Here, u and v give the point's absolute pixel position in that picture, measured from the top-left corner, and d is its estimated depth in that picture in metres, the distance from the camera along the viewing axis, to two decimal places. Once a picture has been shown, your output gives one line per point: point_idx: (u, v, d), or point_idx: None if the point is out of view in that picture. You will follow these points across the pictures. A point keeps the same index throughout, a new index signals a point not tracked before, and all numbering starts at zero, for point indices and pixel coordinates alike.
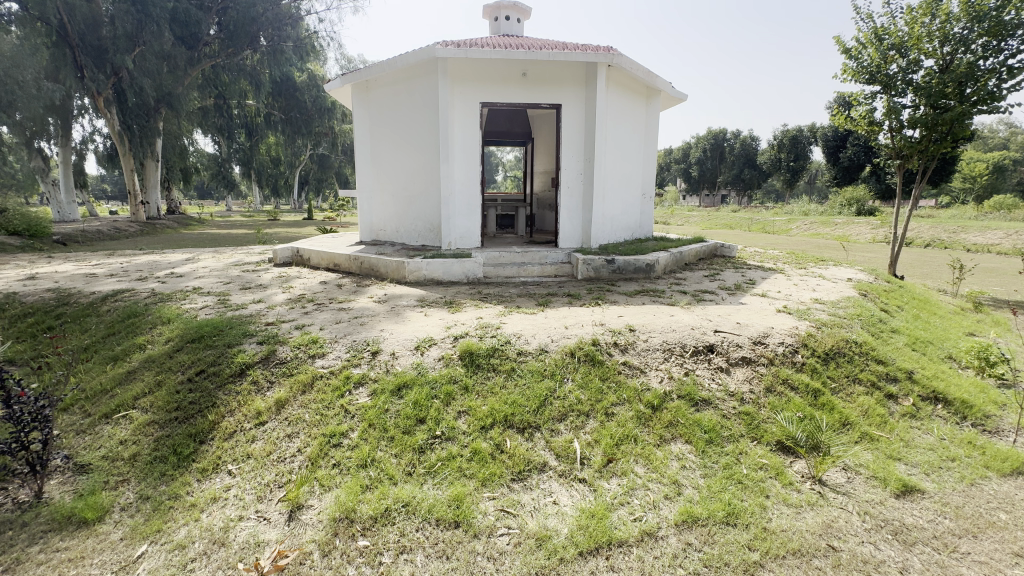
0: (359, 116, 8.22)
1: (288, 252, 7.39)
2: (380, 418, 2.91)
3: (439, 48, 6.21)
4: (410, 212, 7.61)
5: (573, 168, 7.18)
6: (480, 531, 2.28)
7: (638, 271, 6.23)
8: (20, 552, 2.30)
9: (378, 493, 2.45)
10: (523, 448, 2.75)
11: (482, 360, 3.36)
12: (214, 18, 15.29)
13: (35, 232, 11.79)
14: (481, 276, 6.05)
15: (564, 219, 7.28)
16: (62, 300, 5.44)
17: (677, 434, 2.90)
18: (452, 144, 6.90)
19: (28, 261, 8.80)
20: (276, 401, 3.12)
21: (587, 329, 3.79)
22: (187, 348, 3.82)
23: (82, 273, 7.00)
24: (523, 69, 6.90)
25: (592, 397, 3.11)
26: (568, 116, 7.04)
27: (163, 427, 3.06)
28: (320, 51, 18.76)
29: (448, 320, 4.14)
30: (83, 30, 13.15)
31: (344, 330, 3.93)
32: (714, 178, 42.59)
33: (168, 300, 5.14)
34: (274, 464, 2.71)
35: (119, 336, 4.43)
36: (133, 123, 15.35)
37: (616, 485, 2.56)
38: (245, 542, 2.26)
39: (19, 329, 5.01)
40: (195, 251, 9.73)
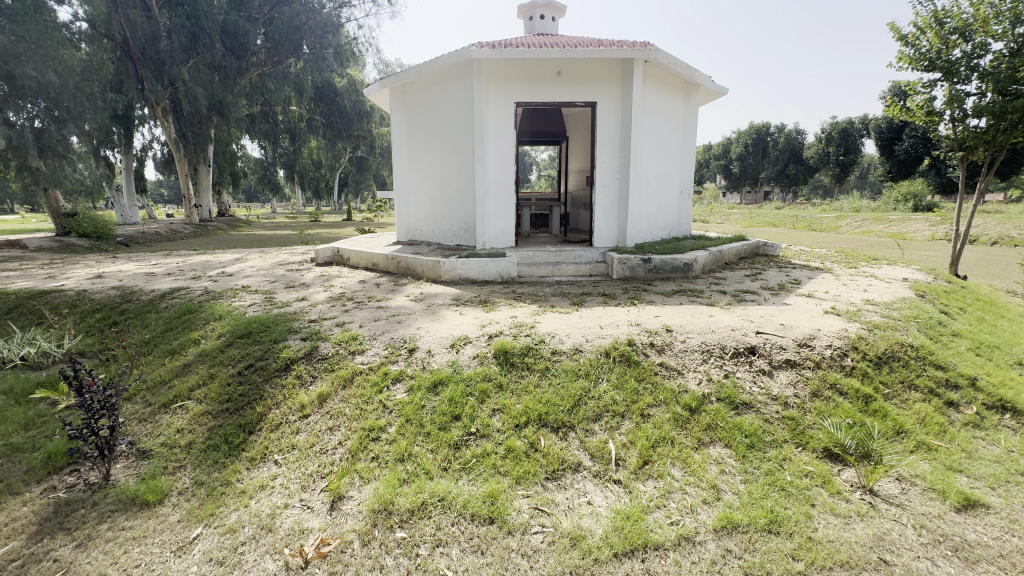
0: (396, 118, 8.42)
1: (329, 252, 7.65)
2: (417, 414, 2.98)
3: (474, 50, 6.27)
4: (446, 212, 7.73)
5: (608, 166, 7.10)
6: (514, 527, 2.30)
7: (676, 271, 6.09)
8: (91, 528, 2.49)
9: (415, 487, 2.50)
10: (557, 447, 2.75)
11: (516, 359, 3.38)
12: (261, 29, 15.98)
13: (101, 234, 12.70)
14: (515, 276, 6.07)
15: (598, 218, 7.21)
16: (125, 297, 5.85)
17: (716, 437, 2.82)
18: (487, 144, 6.95)
19: (97, 260, 9.59)
20: (319, 394, 3.25)
21: (622, 329, 3.75)
22: (237, 343, 4.03)
23: (142, 272, 7.50)
24: (558, 67, 6.86)
25: (627, 399, 3.07)
26: (603, 114, 6.97)
27: (216, 417, 3.25)
28: (360, 57, 19.32)
29: (483, 319, 4.19)
30: (143, 43, 14.04)
31: (381, 327, 4.05)
32: (756, 174, 41.06)
33: (219, 298, 5.43)
34: (317, 455, 2.82)
35: (174, 332, 4.72)
36: (187, 131, 16.32)
37: (653, 487, 2.52)
38: (291, 528, 2.36)
39: (88, 323, 5.43)
40: (244, 251, 10.27)
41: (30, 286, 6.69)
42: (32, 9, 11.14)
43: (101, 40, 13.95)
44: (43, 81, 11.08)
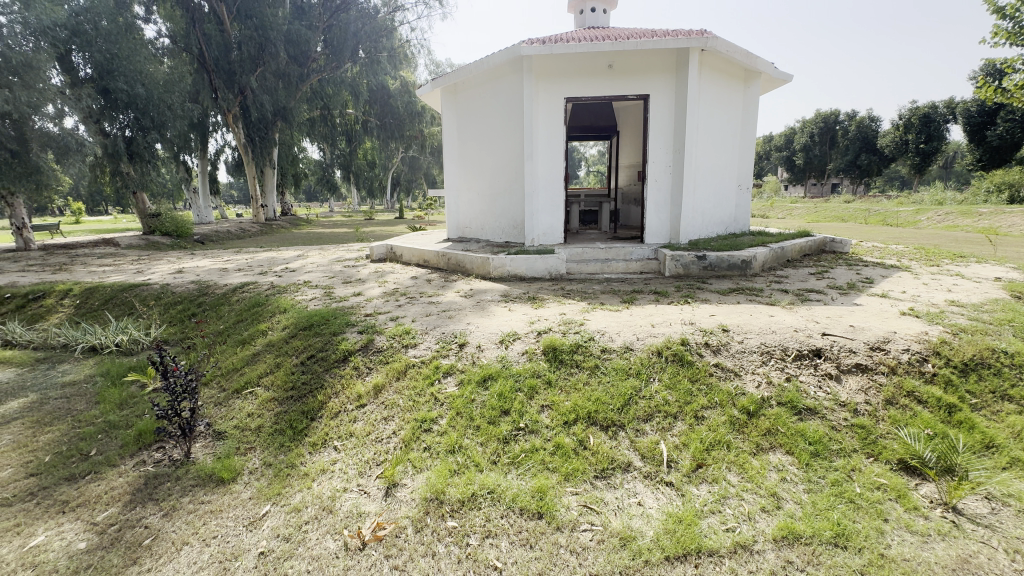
0: (447, 118, 8.58)
1: (383, 249, 7.93)
2: (467, 408, 3.04)
3: (525, 47, 6.26)
4: (495, 210, 7.80)
5: (661, 160, 6.89)
6: (563, 524, 2.30)
7: (733, 268, 5.83)
8: (176, 500, 2.74)
9: (465, 478, 2.56)
10: (607, 446, 2.72)
11: (565, 356, 3.37)
12: (321, 36, 16.80)
13: (181, 232, 13.87)
14: (564, 273, 6.04)
15: (650, 214, 7.03)
16: (202, 291, 6.34)
17: (777, 443, 2.69)
18: (536, 141, 6.94)
19: (178, 257, 10.46)
20: (374, 385, 3.39)
21: (675, 327, 3.64)
22: (300, 334, 4.28)
23: (217, 268, 8.10)
24: (608, 60, 6.73)
25: (680, 399, 2.99)
26: (656, 106, 6.77)
27: (282, 404, 3.48)
28: (412, 59, 19.88)
29: (532, 315, 4.20)
30: (216, 55, 15.27)
31: (433, 322, 4.16)
32: (823, 166, 38.48)
33: (283, 292, 5.78)
34: (373, 443, 2.95)
35: (244, 323, 5.07)
36: (255, 135, 17.42)
37: (707, 491, 2.44)
38: (349, 511, 2.48)
39: (171, 314, 5.95)
40: (304, 249, 10.85)
41: (123, 280, 7.41)
42: (123, 29, 12.30)
43: (180, 54, 15.34)
44: (132, 93, 12.24)
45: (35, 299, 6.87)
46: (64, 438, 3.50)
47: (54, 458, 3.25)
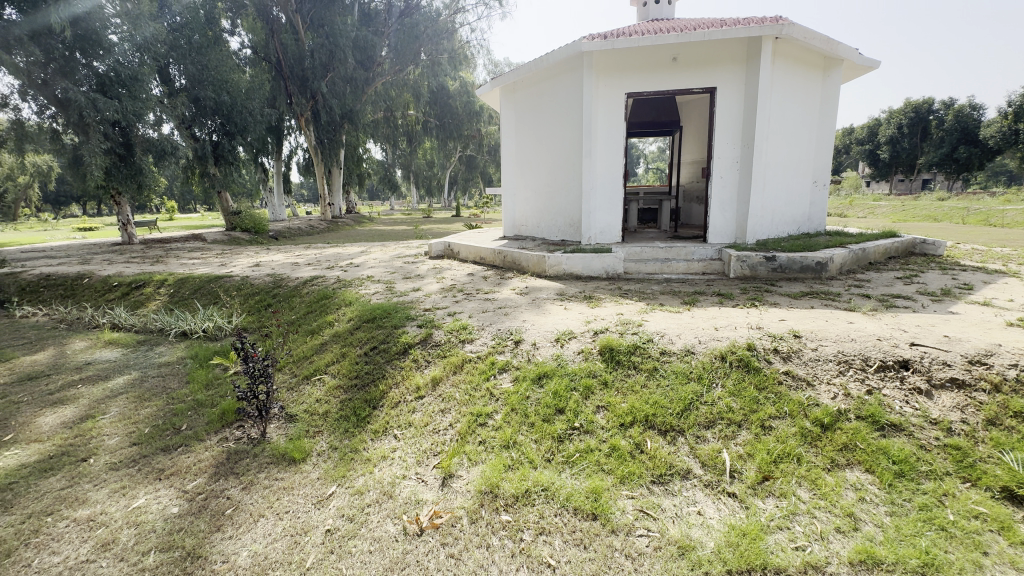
0: (505, 116, 8.64)
1: (441, 246, 8.14)
2: (522, 404, 3.07)
3: (585, 43, 6.19)
4: (552, 208, 7.78)
5: (728, 156, 6.58)
6: (618, 527, 2.25)
7: (806, 271, 5.45)
8: (253, 476, 2.97)
9: (519, 474, 2.58)
10: (665, 451, 2.64)
11: (622, 357, 3.31)
12: (386, 41, 17.56)
13: (258, 229, 14.95)
14: (621, 272, 5.92)
15: (715, 213, 6.74)
16: (277, 284, 6.80)
17: (855, 460, 2.49)
18: (595, 138, 6.85)
19: (255, 251, 11.30)
20: (432, 378, 3.50)
21: (741, 331, 3.47)
22: (363, 326, 4.50)
23: (289, 262, 8.65)
24: (673, 53, 6.50)
25: (746, 407, 2.84)
26: (723, 100, 6.47)
27: (347, 391, 3.68)
28: (471, 59, 20.30)
29: (588, 314, 4.16)
30: (291, 63, 16.29)
31: (490, 319, 4.23)
32: (913, 160, 35.02)
33: (349, 286, 6.09)
34: (431, 434, 3.04)
35: (314, 314, 5.39)
36: (324, 137, 18.47)
37: (774, 506, 2.30)
38: (408, 498, 2.58)
39: (250, 304, 6.44)
40: (367, 245, 11.36)
41: (209, 272, 8.10)
42: (211, 42, 13.45)
43: (261, 63, 16.31)
44: (219, 101, 13.44)
45: (137, 288, 7.68)
46: (160, 413, 3.90)
47: (152, 430, 3.62)
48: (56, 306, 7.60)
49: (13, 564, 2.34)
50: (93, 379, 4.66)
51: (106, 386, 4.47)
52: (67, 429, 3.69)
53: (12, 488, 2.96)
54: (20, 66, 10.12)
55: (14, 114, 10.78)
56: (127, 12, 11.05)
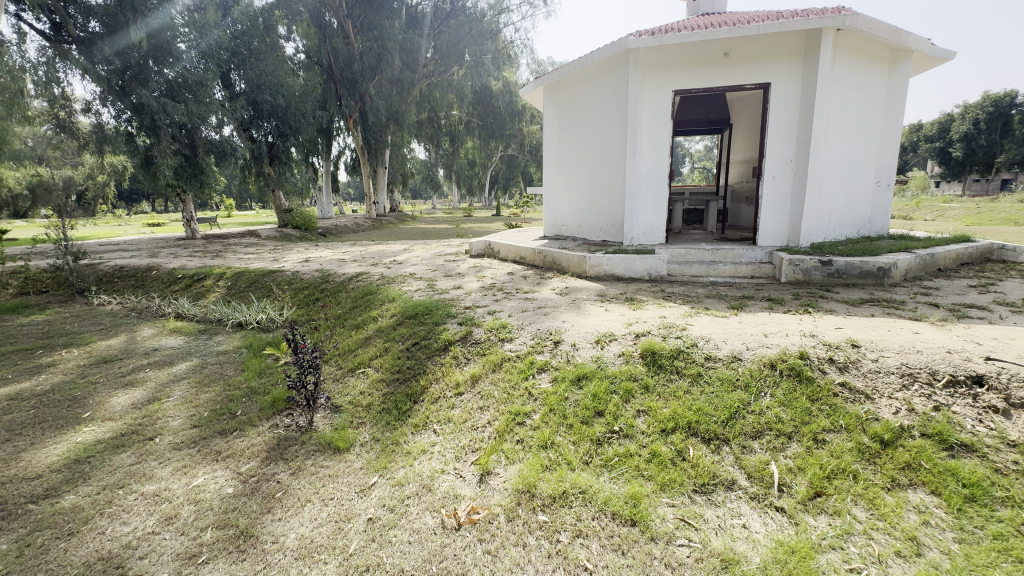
0: (548, 115, 8.60)
1: (481, 245, 8.23)
2: (560, 405, 3.05)
3: (632, 39, 6.07)
4: (594, 207, 7.69)
5: (781, 155, 6.30)
6: (657, 535, 2.20)
7: (866, 276, 5.13)
8: (301, 462, 3.11)
9: (557, 475, 2.57)
10: (708, 460, 2.55)
11: (664, 361, 3.23)
12: (431, 43, 17.92)
13: (308, 227, 15.60)
14: (664, 274, 5.78)
15: (765, 214, 6.47)
16: (325, 279, 7.08)
17: (919, 481, 2.32)
18: (640, 136, 6.70)
19: (305, 248, 11.79)
20: (471, 375, 3.54)
21: (792, 339, 3.31)
22: (406, 322, 4.61)
23: (336, 259, 8.97)
24: (725, 48, 6.27)
25: (797, 418, 2.71)
26: (778, 96, 6.19)
27: (389, 385, 3.80)
28: (515, 59, 20.38)
29: (629, 316, 4.09)
30: (342, 66, 16.89)
31: (529, 318, 4.23)
32: (991, 157, 32.17)
33: (391, 283, 6.26)
34: (469, 430, 3.08)
35: (359, 310, 5.57)
36: (371, 138, 19.07)
37: (827, 524, 2.18)
38: (446, 492, 2.62)
39: (300, 298, 6.74)
40: (410, 243, 11.61)
41: (263, 266, 8.52)
42: (269, 48, 14.16)
43: (313, 67, 17.03)
44: (275, 104, 14.17)
45: (198, 280, 8.20)
46: (218, 398, 4.15)
47: (211, 414, 3.86)
48: (128, 295, 8.22)
49: (90, 532, 2.54)
50: (158, 364, 5.01)
51: (171, 371, 4.80)
52: (137, 409, 3.99)
53: (90, 461, 3.23)
54: (102, 75, 11.02)
55: (96, 119, 11.74)
56: (194, 22, 11.87)
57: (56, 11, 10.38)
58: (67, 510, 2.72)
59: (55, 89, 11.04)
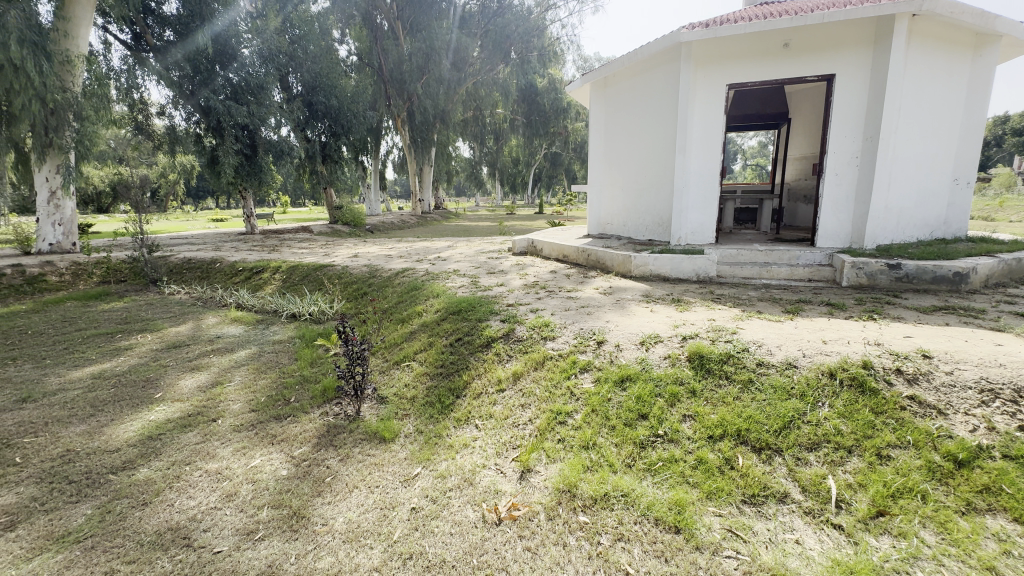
0: (594, 113, 8.46)
1: (525, 243, 8.25)
2: (603, 406, 3.01)
3: (685, 32, 5.89)
4: (641, 206, 7.52)
5: (845, 151, 5.92)
6: (703, 545, 2.13)
7: (940, 282, 4.75)
8: (349, 450, 3.24)
9: (599, 477, 2.55)
10: (759, 470, 2.44)
11: (713, 365, 3.12)
12: (478, 41, 18.13)
13: (356, 223, 16.18)
14: (714, 276, 5.58)
15: (826, 214, 6.10)
16: (372, 274, 7.31)
17: (999, 506, 2.12)
18: (691, 132, 6.48)
19: (354, 243, 12.22)
20: (513, 372, 3.56)
21: (855, 347, 3.11)
22: (449, 318, 4.68)
23: (383, 254, 9.24)
24: (786, 39, 5.96)
25: (858, 432, 2.55)
26: (843, 88, 5.82)
27: (433, 379, 3.88)
28: (561, 55, 20.25)
29: (676, 318, 3.98)
30: (392, 67, 17.34)
31: (572, 317, 4.20)
32: None
33: (436, 279, 6.38)
34: (511, 427, 3.11)
35: (404, 304, 5.72)
36: (418, 137, 19.51)
37: (890, 546, 2.03)
38: (487, 487, 2.65)
39: (349, 292, 6.99)
40: (453, 240, 11.78)
41: (315, 261, 8.89)
42: (323, 51, 14.77)
43: (365, 69, 17.59)
44: (328, 105, 14.75)
45: (257, 273, 8.67)
46: (274, 385, 4.39)
47: (268, 399, 4.09)
48: (195, 285, 8.83)
49: (161, 503, 2.76)
50: (221, 351, 5.36)
51: (232, 358, 5.12)
52: (202, 392, 4.28)
53: (161, 438, 3.50)
54: (174, 80, 11.87)
55: (168, 122, 12.67)
56: (256, 28, 12.56)
57: (136, 22, 11.31)
58: (141, 482, 2.96)
59: (133, 94, 11.74)
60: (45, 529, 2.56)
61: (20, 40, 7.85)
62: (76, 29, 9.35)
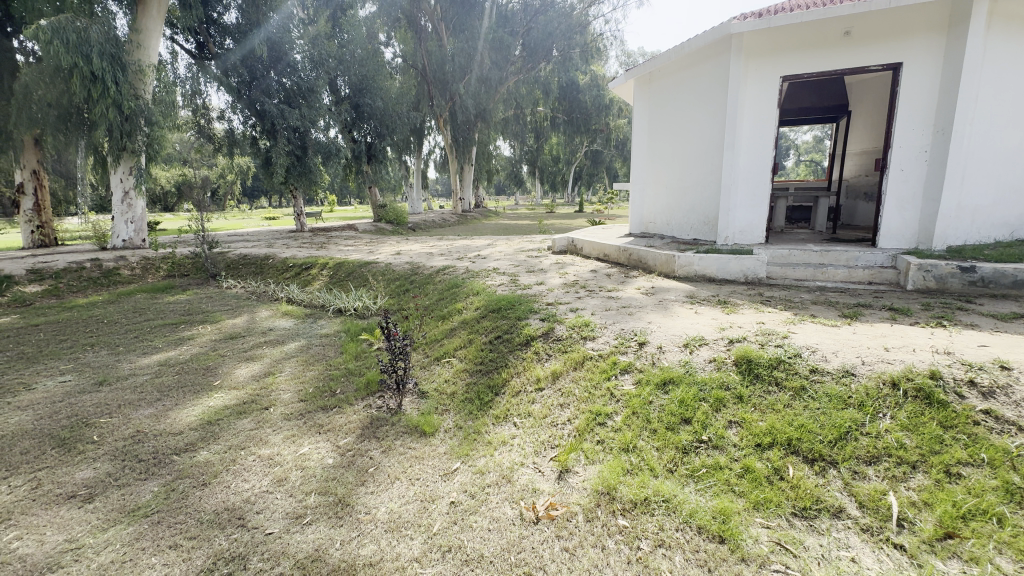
0: (638, 109, 8.28)
1: (564, 242, 8.19)
2: (644, 409, 2.95)
3: (736, 23, 5.66)
4: (686, 204, 7.29)
5: (912, 145, 5.53)
6: (749, 556, 2.04)
7: (1021, 287, 4.35)
8: (390, 442, 3.33)
9: (639, 480, 2.50)
10: (811, 482, 2.32)
11: (762, 371, 3.00)
12: (520, 40, 18.18)
13: (399, 221, 16.57)
14: (763, 277, 5.34)
15: (889, 212, 5.72)
16: (414, 271, 7.47)
17: None
18: (741, 127, 6.23)
19: (396, 241, 12.51)
20: (552, 371, 3.55)
21: (921, 356, 2.90)
22: (489, 316, 4.72)
23: (424, 252, 9.42)
24: (847, 27, 5.63)
25: (923, 446, 2.37)
26: (911, 78, 5.44)
27: (473, 375, 3.93)
28: (604, 51, 19.90)
29: (722, 320, 3.84)
30: (435, 68, 17.65)
31: (612, 317, 4.14)
32: None
33: (476, 276, 6.45)
34: (549, 426, 3.10)
35: (445, 301, 5.81)
36: (460, 136, 19.78)
37: (960, 571, 1.87)
38: (525, 485, 2.66)
39: (392, 288, 7.18)
40: (493, 238, 11.85)
41: (360, 258, 9.18)
42: (370, 54, 15.23)
43: (409, 71, 17.98)
44: (374, 106, 15.18)
45: (306, 269, 9.05)
46: (321, 376, 4.58)
47: (316, 390, 4.27)
48: (250, 280, 9.32)
49: (218, 484, 2.94)
50: (273, 343, 5.64)
51: (283, 349, 5.38)
52: (256, 381, 4.53)
53: (219, 422, 3.73)
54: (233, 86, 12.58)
55: (228, 125, 13.40)
56: (307, 34, 13.10)
57: (200, 32, 12.06)
58: (201, 464, 3.16)
59: (197, 100, 12.78)
60: (118, 503, 2.78)
61: (101, 53, 8.77)
62: (147, 40, 10.03)
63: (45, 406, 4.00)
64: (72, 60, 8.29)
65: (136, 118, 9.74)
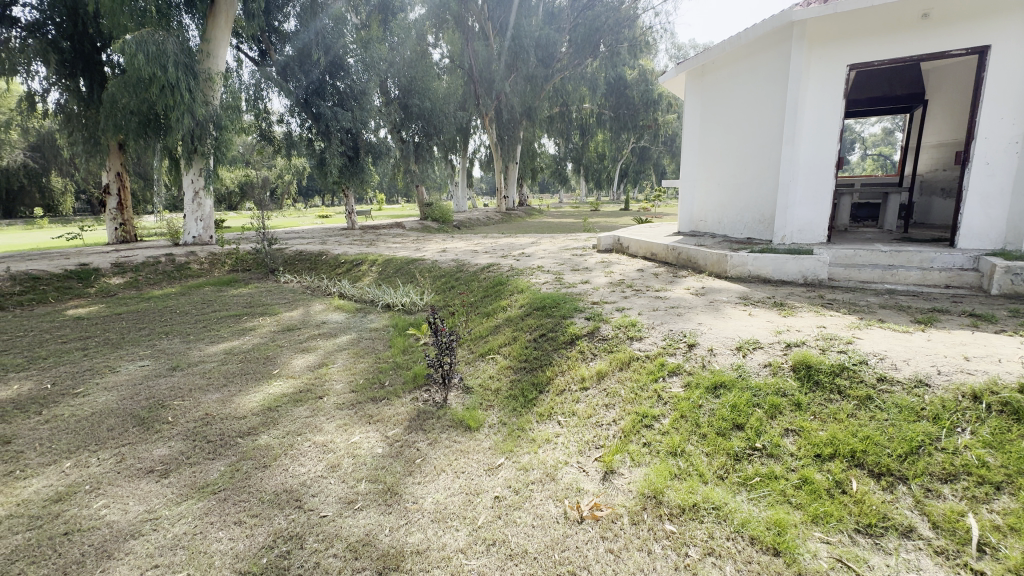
0: (690, 103, 7.99)
1: (610, 240, 8.06)
2: (693, 413, 2.86)
3: (799, 10, 5.36)
4: (740, 202, 7.00)
5: (1000, 135, 5.05)
6: (806, 571, 1.94)
7: None
8: (436, 435, 3.41)
9: (687, 486, 2.43)
10: (877, 497, 2.18)
11: (822, 377, 2.83)
12: (566, 36, 18.02)
13: (444, 219, 16.87)
14: (825, 278, 5.04)
15: (973, 210, 5.23)
16: (459, 269, 7.59)
17: None
18: (802, 120, 5.90)
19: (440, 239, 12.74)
20: (597, 371, 3.52)
21: (1008, 368, 2.64)
22: (533, 313, 4.73)
23: (469, 250, 9.55)
24: (926, 10, 5.20)
25: (1010, 466, 2.15)
26: (1000, 62, 4.97)
27: (517, 372, 3.95)
28: (654, 45, 19.29)
29: (779, 323, 3.66)
30: (481, 67, 17.82)
31: (661, 317, 4.04)
32: None
33: (520, 274, 6.47)
34: (594, 426, 3.07)
35: (489, 298, 5.87)
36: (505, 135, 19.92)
37: None
38: (569, 484, 2.65)
39: (438, 285, 7.33)
40: (536, 236, 11.83)
41: (408, 255, 9.42)
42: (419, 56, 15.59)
43: (456, 71, 18.21)
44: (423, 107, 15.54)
45: (356, 265, 9.40)
46: (371, 368, 4.76)
47: (366, 382, 4.44)
48: (304, 276, 9.79)
49: (277, 467, 3.12)
50: (326, 335, 5.91)
51: (336, 342, 5.63)
52: (311, 371, 4.76)
53: (278, 409, 3.95)
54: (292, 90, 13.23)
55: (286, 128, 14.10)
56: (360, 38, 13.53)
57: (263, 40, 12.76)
58: (262, 447, 3.36)
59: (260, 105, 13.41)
60: (190, 479, 3.02)
61: (176, 63, 9.49)
62: (216, 49, 10.74)
63: (128, 388, 4.38)
64: (152, 70, 9.05)
65: (206, 123, 10.47)
